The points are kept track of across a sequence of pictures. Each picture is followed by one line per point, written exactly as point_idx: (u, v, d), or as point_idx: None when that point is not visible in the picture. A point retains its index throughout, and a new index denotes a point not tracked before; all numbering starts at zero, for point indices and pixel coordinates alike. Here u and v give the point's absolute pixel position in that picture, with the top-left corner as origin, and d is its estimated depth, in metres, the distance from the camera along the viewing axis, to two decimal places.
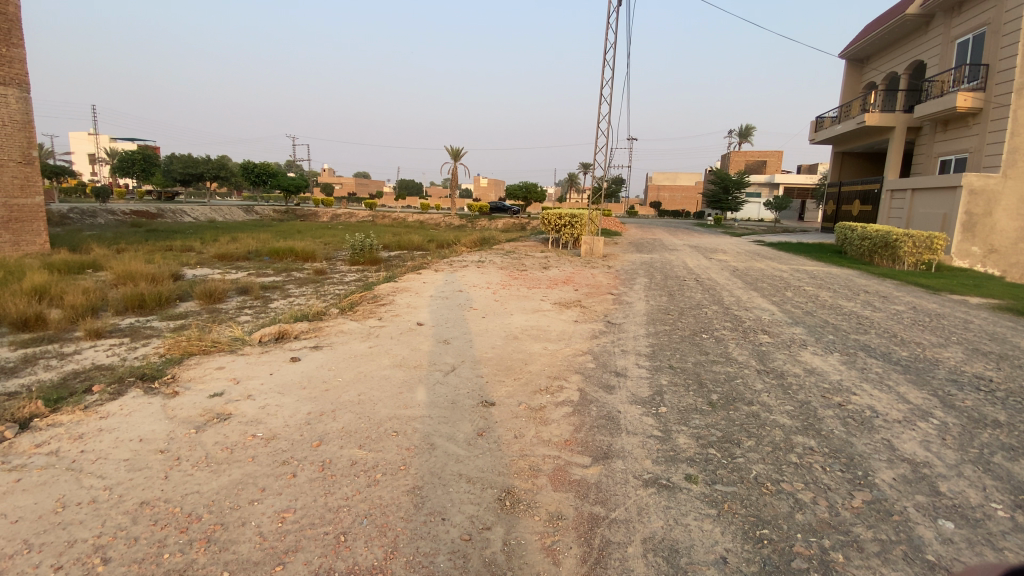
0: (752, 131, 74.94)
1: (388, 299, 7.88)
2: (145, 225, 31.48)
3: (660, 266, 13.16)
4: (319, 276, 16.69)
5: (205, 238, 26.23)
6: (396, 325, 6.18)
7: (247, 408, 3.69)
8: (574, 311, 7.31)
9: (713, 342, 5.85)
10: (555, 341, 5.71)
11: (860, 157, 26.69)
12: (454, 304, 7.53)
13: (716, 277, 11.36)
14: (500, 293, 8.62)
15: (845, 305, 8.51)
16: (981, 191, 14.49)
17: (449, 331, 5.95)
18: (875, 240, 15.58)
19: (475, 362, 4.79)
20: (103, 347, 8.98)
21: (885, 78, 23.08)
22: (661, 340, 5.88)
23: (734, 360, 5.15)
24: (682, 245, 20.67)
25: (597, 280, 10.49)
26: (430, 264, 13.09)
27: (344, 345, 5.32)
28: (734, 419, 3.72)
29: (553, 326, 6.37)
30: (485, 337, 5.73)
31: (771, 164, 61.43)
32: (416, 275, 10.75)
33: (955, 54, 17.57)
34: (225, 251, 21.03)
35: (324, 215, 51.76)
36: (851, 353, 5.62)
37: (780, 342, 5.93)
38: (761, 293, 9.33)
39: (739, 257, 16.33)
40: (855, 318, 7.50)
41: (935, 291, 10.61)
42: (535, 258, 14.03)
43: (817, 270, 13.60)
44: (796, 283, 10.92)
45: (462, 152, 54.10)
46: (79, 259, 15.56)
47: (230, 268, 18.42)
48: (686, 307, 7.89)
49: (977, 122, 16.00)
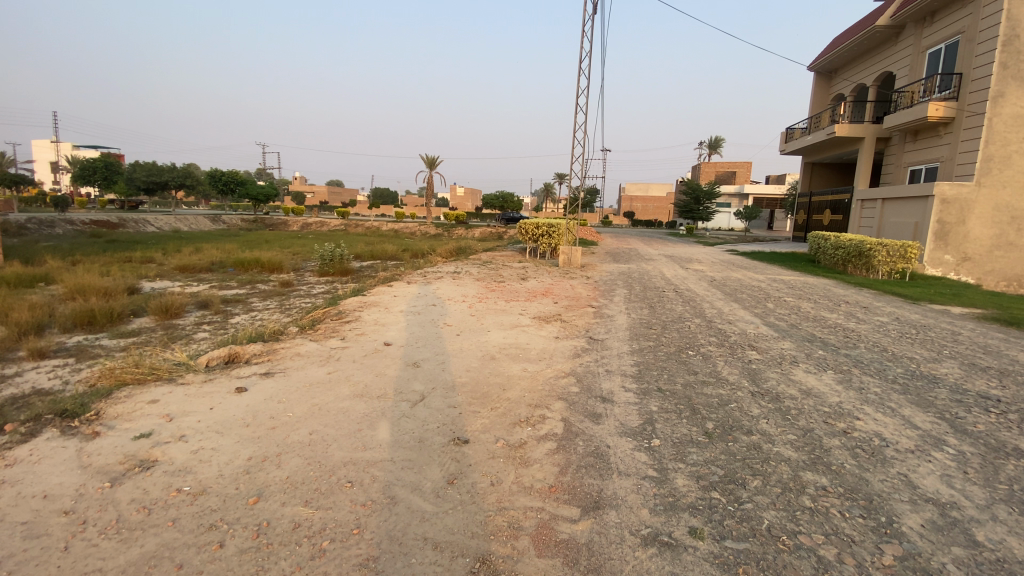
0: (722, 142, 76.63)
1: (354, 315, 7.33)
2: (103, 235, 29.89)
3: (639, 277, 12.91)
4: (286, 289, 15.94)
5: (167, 249, 25.02)
6: (359, 346, 5.65)
7: (176, 453, 3.13)
8: (554, 327, 6.90)
9: (701, 359, 5.50)
10: (534, 361, 5.27)
11: (829, 167, 27.26)
12: (425, 320, 7.04)
13: (697, 288, 11.17)
14: (475, 307, 8.16)
15: (829, 317, 8.36)
16: (953, 201, 14.76)
17: (418, 351, 5.45)
18: (849, 250, 15.73)
19: (447, 389, 4.32)
20: (43, 369, 8.12)
21: (853, 90, 23.67)
22: (647, 358, 5.50)
23: (727, 380, 4.80)
24: (659, 254, 20.56)
25: (576, 292, 10.14)
26: (402, 276, 12.54)
27: (299, 371, 4.77)
28: (735, 453, 3.34)
29: (532, 344, 5.95)
30: (458, 358, 5.25)
31: (741, 175, 62.78)
32: (388, 287, 10.21)
33: (926, 64, 18.05)
34: (188, 263, 20.01)
35: (295, 224, 50.44)
36: (845, 370, 5.35)
37: (771, 359, 5.63)
38: (744, 305, 9.12)
39: (717, 266, 16.23)
40: (842, 331, 7.31)
41: (914, 300, 10.61)
42: (512, 269, 13.62)
43: (796, 280, 13.55)
44: (776, 293, 10.79)
45: (438, 161, 53.51)
46: (26, 271, 14.42)
47: (191, 281, 17.47)
48: (669, 321, 7.58)
49: (948, 131, 16.44)
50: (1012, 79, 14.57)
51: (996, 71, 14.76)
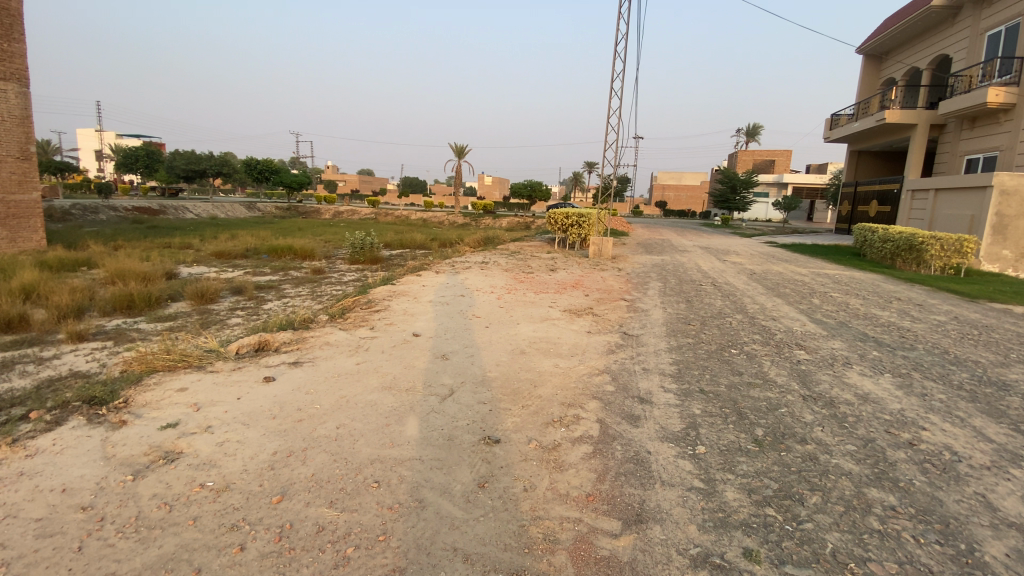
0: (760, 130, 73.82)
1: (383, 304, 7.24)
2: (147, 222, 30.98)
3: (673, 269, 12.50)
4: (317, 276, 16.12)
5: (205, 236, 25.71)
6: (388, 336, 5.53)
7: (201, 445, 3.06)
8: (586, 321, 6.66)
9: (745, 359, 5.20)
10: (567, 357, 5.05)
11: (877, 156, 25.87)
12: (453, 311, 6.89)
13: (735, 281, 10.72)
14: (504, 298, 7.97)
15: (880, 315, 7.84)
16: (1014, 192, 13.78)
17: (447, 343, 5.31)
18: (899, 243, 14.90)
19: (477, 384, 4.14)
20: (84, 352, 8.35)
21: (905, 74, 22.32)
22: (687, 356, 5.22)
23: (774, 382, 4.51)
24: (693, 246, 19.93)
25: (608, 284, 9.84)
26: (431, 265, 12.45)
27: (327, 360, 4.68)
28: (788, 464, 3.07)
29: (563, 338, 5.73)
30: (489, 352, 5.07)
31: (780, 164, 60.51)
32: (417, 277, 10.13)
33: (985, 48, 16.81)
34: (224, 249, 20.46)
35: (326, 213, 51.20)
36: (904, 374, 4.94)
37: (821, 360, 5.26)
38: (786, 300, 8.67)
39: (755, 259, 15.60)
40: (896, 331, 6.81)
41: (972, 298, 9.91)
42: (541, 260, 13.37)
43: (840, 274, 12.88)
44: (821, 288, 10.25)
45: (466, 150, 53.23)
46: (72, 256, 14.97)
47: (227, 267, 17.85)
48: (708, 316, 7.22)
49: (1010, 118, 15.32)
50: None
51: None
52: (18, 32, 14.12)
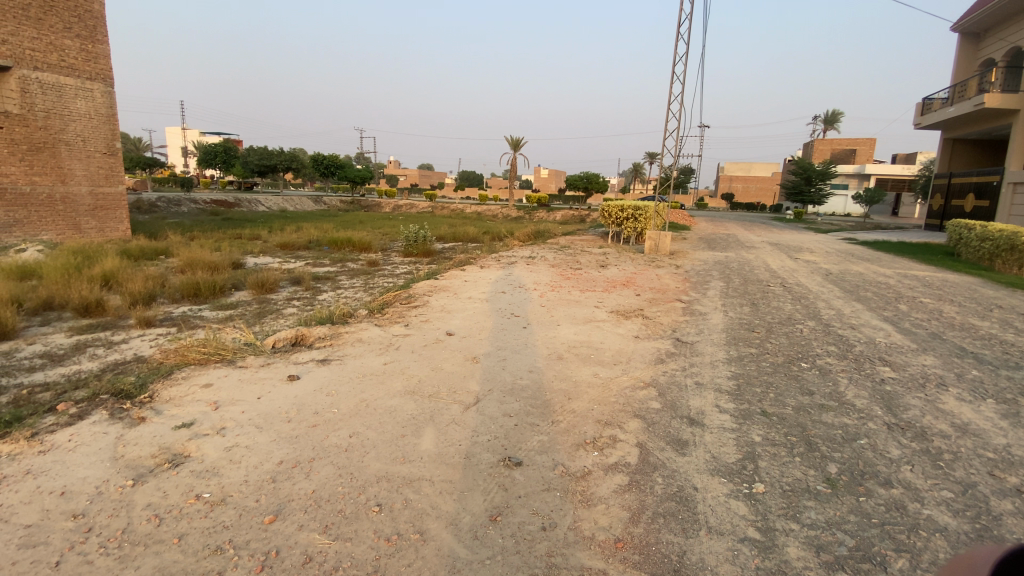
0: (841, 116, 68.19)
1: (422, 300, 7.04)
2: (223, 214, 33.04)
3: (737, 267, 11.59)
4: (371, 267, 16.39)
5: (273, 227, 26.97)
6: (421, 335, 5.30)
7: (209, 450, 2.93)
8: (635, 324, 6.14)
9: (816, 375, 4.54)
10: (608, 365, 4.59)
11: (977, 142, 23.01)
12: (493, 309, 6.57)
13: (807, 283, 9.73)
14: (548, 296, 7.56)
15: (983, 326, 6.76)
16: None
17: (481, 345, 4.99)
18: (999, 241, 13.08)
19: (507, 394, 3.80)
20: (149, 337, 8.78)
21: (1005, 55, 19.65)
22: (748, 370, 4.62)
23: (851, 406, 3.87)
24: (761, 242, 18.55)
25: (663, 282, 9.19)
26: (479, 259, 12.23)
27: (355, 359, 4.49)
28: (869, 514, 2.52)
29: (607, 344, 5.27)
30: (525, 356, 4.71)
31: (863, 154, 55.68)
32: (462, 271, 9.92)
33: None
34: (288, 241, 21.31)
35: (386, 206, 52.57)
36: (1012, 399, 4.11)
37: (908, 380, 4.50)
38: (868, 306, 7.70)
39: (830, 258, 14.27)
40: (1004, 345, 5.81)
41: None
42: (593, 255, 12.81)
43: (932, 276, 11.46)
44: (909, 292, 9.08)
45: (523, 143, 52.75)
46: (151, 245, 16.01)
47: (289, 257, 18.55)
48: (774, 323, 6.49)
49: None
50: None
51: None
52: (104, 36, 15.15)
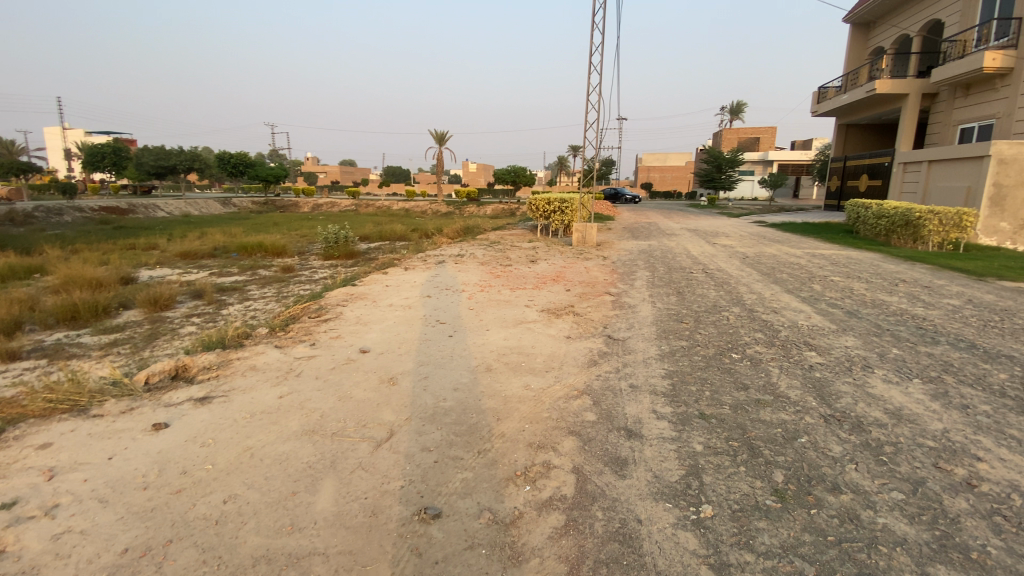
0: (744, 107, 72.88)
1: (335, 312, 6.32)
2: (114, 221, 29.46)
3: (661, 255, 11.78)
4: (286, 275, 15.12)
5: (172, 234, 24.41)
6: (329, 356, 4.64)
7: (25, 544, 2.23)
8: (566, 323, 5.83)
9: (748, 367, 4.41)
10: (540, 372, 4.21)
11: (863, 128, 25.23)
12: (414, 317, 6.00)
13: (727, 267, 10.02)
14: (476, 298, 7.10)
15: (889, 301, 7.17)
16: (1012, 161, 13.58)
17: (398, 362, 4.43)
18: (894, 219, 14.32)
19: (425, 422, 3.30)
20: (7, 374, 7.35)
21: (894, 42, 21.59)
22: (681, 366, 4.41)
23: (787, 399, 3.75)
24: (681, 228, 19.14)
25: (592, 275, 9.04)
26: (403, 260, 11.53)
27: (244, 395, 3.79)
28: (824, 532, 2.31)
29: (539, 348, 4.89)
30: (448, 371, 4.21)
31: (764, 142, 59.82)
32: (383, 275, 9.23)
33: (979, 11, 16.48)
34: (190, 249, 19.31)
35: (305, 206, 49.65)
36: (935, 378, 4.24)
37: (836, 365, 4.51)
38: (786, 288, 7.98)
39: (745, 241, 14.96)
40: (911, 320, 6.14)
41: (980, 278, 9.37)
42: (521, 250, 12.50)
43: (836, 254, 12.26)
44: (819, 271, 9.59)
45: (448, 136, 51.76)
46: (19, 262, 13.75)
47: (192, 268, 16.76)
48: (702, 311, 6.44)
49: (1006, 85, 15.13)
50: None
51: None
52: None
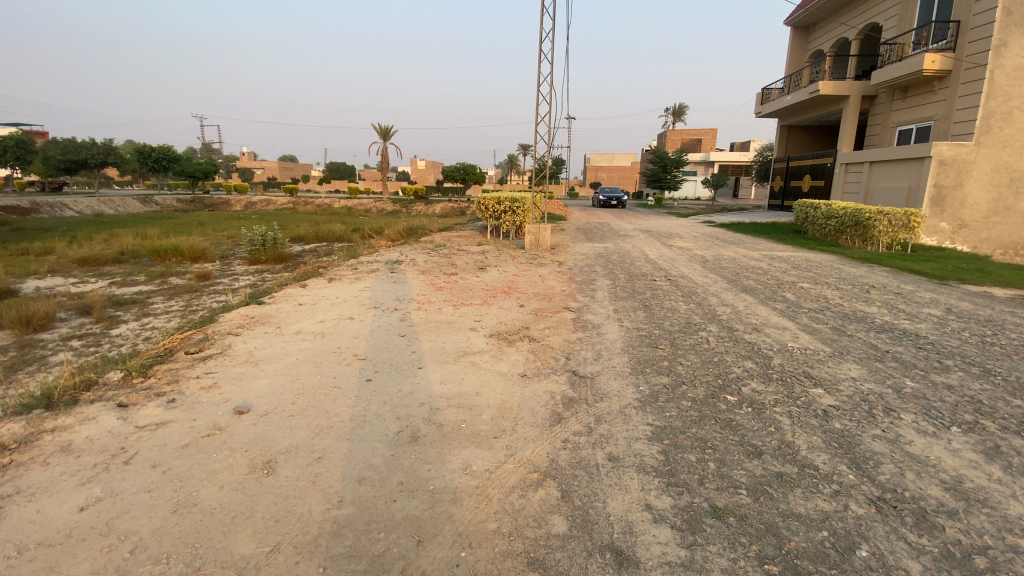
0: (685, 110, 75.18)
1: (222, 345, 4.88)
2: (5, 222, 25.67)
3: (619, 259, 10.94)
4: (200, 283, 13.20)
5: (73, 237, 21.31)
6: (188, 423, 3.26)
7: None
8: (520, 354, 4.68)
9: (751, 417, 3.43)
10: (484, 441, 3.03)
11: (805, 130, 25.72)
12: (325, 352, 4.67)
13: (691, 273, 9.29)
14: (410, 319, 5.84)
15: (871, 312, 6.55)
16: (951, 162, 13.76)
17: (283, 432, 3.14)
18: (843, 219, 14.19)
19: (300, 560, 2.10)
20: None
21: (834, 44, 21.97)
22: (670, 420, 3.35)
23: (817, 473, 2.79)
24: (634, 229, 18.49)
25: (547, 286, 7.99)
26: (331, 268, 10.04)
27: (22, 507, 2.45)
28: None
29: (484, 396, 3.70)
30: (354, 446, 2.97)
31: (706, 142, 61.55)
32: (302, 288, 7.75)
33: (916, 15, 16.78)
34: (90, 254, 16.72)
35: (238, 205, 46.09)
36: (975, 425, 3.41)
37: (853, 410, 3.60)
38: (758, 298, 7.23)
39: (701, 242, 14.46)
40: (906, 338, 5.45)
41: (943, 281, 9.10)
42: (469, 255, 11.29)
43: (794, 256, 11.86)
44: (786, 277, 9.01)
45: (392, 131, 49.57)
46: None
47: (90, 276, 14.38)
48: (676, 332, 5.46)
49: (943, 87, 15.37)
50: (1015, 27, 13.45)
51: (998, 17, 13.64)
52: None
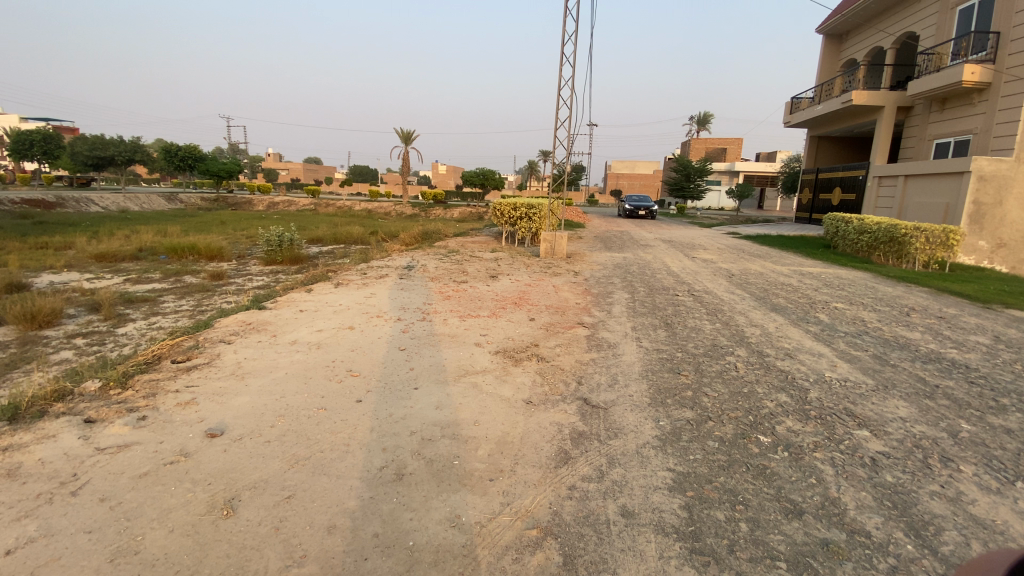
0: (709, 119, 74.20)
1: (211, 355, 4.59)
2: (34, 216, 26.27)
3: (638, 271, 10.49)
4: (213, 282, 13.11)
5: (97, 233, 21.65)
6: (152, 447, 2.94)
7: None
8: (526, 376, 4.28)
9: (788, 465, 2.98)
10: (478, 485, 2.64)
11: (836, 141, 24.90)
12: (317, 366, 4.34)
13: (714, 288, 8.79)
14: (413, 331, 5.50)
15: (913, 338, 5.99)
16: (991, 178, 13.00)
17: (256, 461, 2.81)
18: (876, 235, 13.50)
19: None
20: None
21: (867, 54, 21.22)
22: (694, 466, 2.92)
23: (871, 543, 2.33)
24: (655, 239, 17.98)
25: (561, 298, 7.59)
26: (340, 272, 9.81)
27: None
28: None
29: (484, 426, 3.31)
30: (331, 483, 2.61)
31: (731, 152, 60.50)
32: (307, 293, 7.48)
33: (955, 24, 16.00)
34: (109, 250, 16.86)
35: (260, 204, 46.66)
36: None
37: (906, 459, 3.12)
38: (788, 318, 6.73)
39: (724, 255, 13.91)
40: (957, 370, 4.89)
41: (987, 305, 8.44)
42: (482, 262, 10.97)
43: (825, 273, 11.25)
44: (817, 295, 8.44)
45: (414, 134, 49.81)
46: None
47: (106, 272, 14.42)
48: (700, 356, 5.00)
49: (982, 100, 14.60)
50: None
51: None
52: None
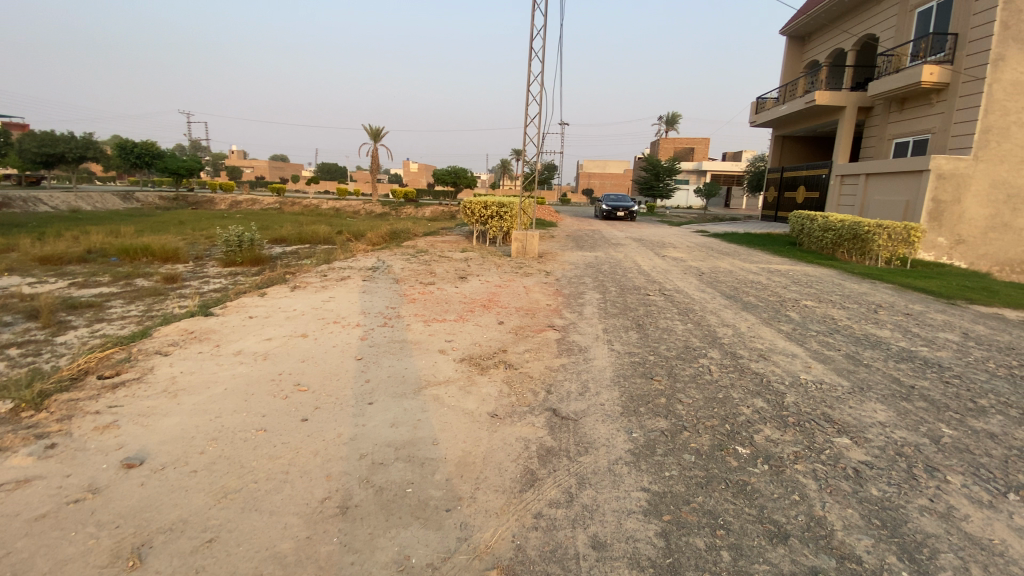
0: (678, 120, 75.37)
1: (143, 368, 4.14)
2: None
3: (610, 270, 10.33)
4: (166, 285, 12.36)
5: (41, 233, 20.31)
6: (56, 483, 2.54)
7: None
8: (493, 386, 3.99)
9: (769, 480, 2.78)
10: (433, 517, 2.35)
11: (800, 141, 25.43)
12: (262, 379, 3.95)
13: (687, 287, 8.68)
14: (372, 338, 5.14)
15: (884, 337, 5.96)
16: (949, 176, 13.32)
17: (178, 496, 2.44)
18: (841, 232, 13.72)
19: None
20: None
21: (829, 55, 21.68)
22: (670, 483, 2.70)
23: (863, 570, 2.14)
24: (627, 237, 17.93)
25: (531, 299, 7.33)
26: (300, 274, 9.29)
27: None
28: None
29: (443, 446, 3.01)
30: (262, 522, 2.27)
31: (699, 152, 61.58)
32: (261, 296, 7.01)
33: (914, 26, 16.41)
34: (53, 251, 15.77)
35: (222, 203, 44.94)
36: None
37: (889, 469, 2.96)
38: (761, 317, 6.63)
39: (695, 253, 13.90)
40: (930, 369, 4.84)
41: (950, 301, 8.58)
42: (451, 263, 10.62)
43: (794, 270, 11.32)
44: (788, 293, 8.42)
45: (383, 131, 48.87)
46: None
47: (49, 275, 13.45)
48: (674, 359, 4.81)
49: (942, 100, 14.99)
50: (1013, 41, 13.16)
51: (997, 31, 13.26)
52: None
